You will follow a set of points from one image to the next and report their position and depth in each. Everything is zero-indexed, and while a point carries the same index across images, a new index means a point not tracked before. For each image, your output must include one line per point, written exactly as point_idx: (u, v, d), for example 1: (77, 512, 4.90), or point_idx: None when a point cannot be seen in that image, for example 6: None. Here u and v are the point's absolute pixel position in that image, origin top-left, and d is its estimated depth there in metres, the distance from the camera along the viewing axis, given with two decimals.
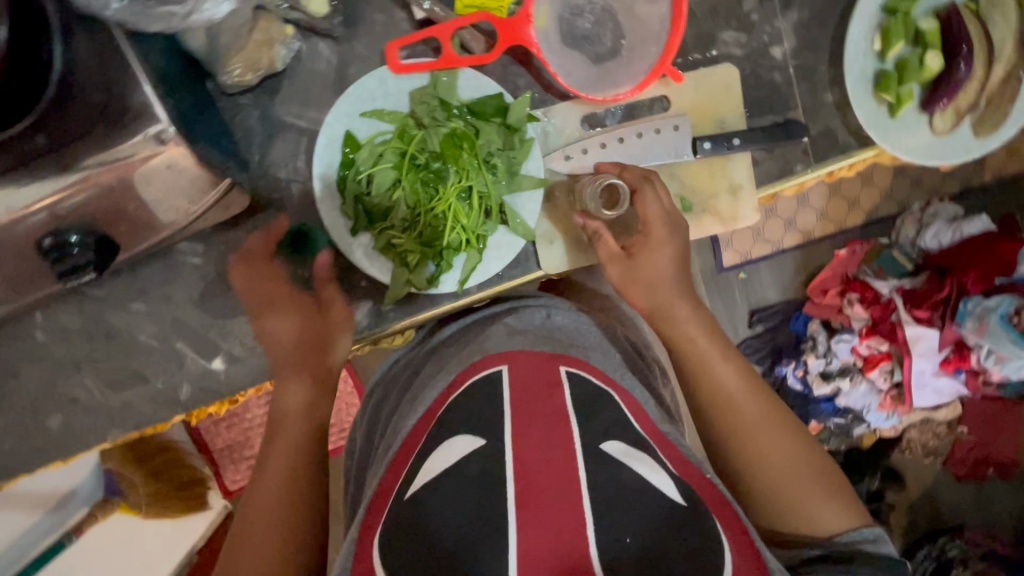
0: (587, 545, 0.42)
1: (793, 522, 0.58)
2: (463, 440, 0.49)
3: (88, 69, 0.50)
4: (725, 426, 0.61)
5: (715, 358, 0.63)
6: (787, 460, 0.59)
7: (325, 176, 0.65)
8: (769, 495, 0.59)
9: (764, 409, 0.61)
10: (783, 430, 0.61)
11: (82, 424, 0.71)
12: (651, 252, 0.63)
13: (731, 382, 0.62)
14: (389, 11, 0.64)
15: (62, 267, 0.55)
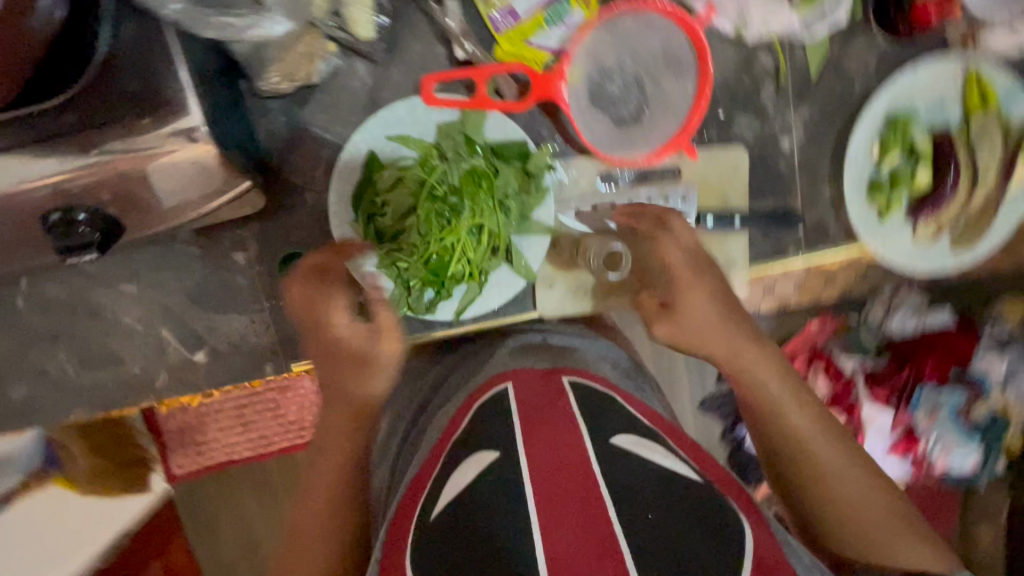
0: (616, 537, 0.42)
1: (874, 556, 0.62)
2: (476, 457, 0.50)
3: (127, 55, 0.50)
4: (805, 472, 0.62)
5: (785, 399, 0.62)
6: (860, 496, 0.61)
7: (342, 190, 0.66)
8: (863, 541, 0.62)
9: (836, 449, 0.62)
10: (856, 461, 0.62)
11: (48, 397, 0.70)
12: (684, 293, 0.62)
13: (802, 423, 0.62)
14: (430, 42, 0.65)
15: (65, 242, 0.54)
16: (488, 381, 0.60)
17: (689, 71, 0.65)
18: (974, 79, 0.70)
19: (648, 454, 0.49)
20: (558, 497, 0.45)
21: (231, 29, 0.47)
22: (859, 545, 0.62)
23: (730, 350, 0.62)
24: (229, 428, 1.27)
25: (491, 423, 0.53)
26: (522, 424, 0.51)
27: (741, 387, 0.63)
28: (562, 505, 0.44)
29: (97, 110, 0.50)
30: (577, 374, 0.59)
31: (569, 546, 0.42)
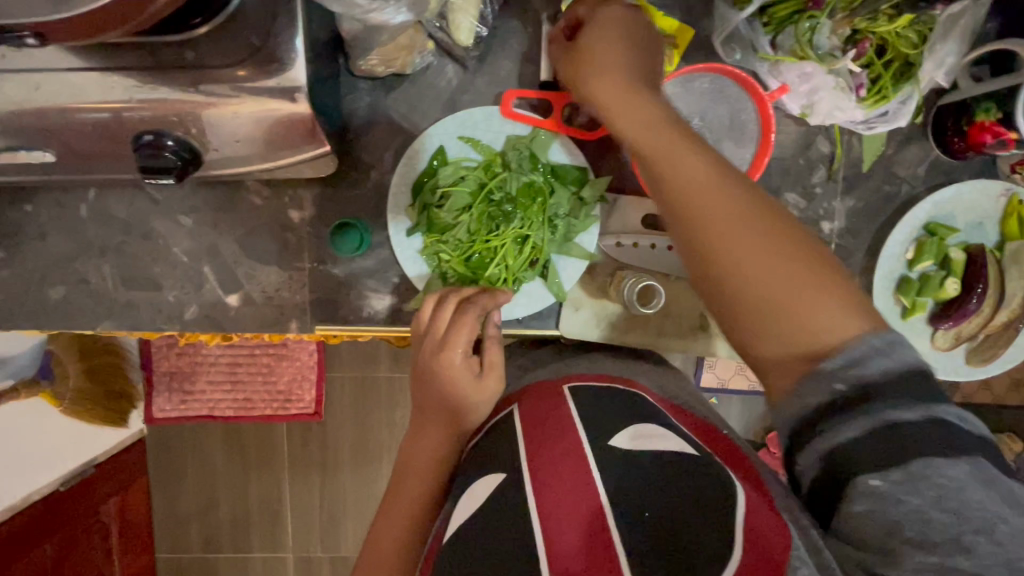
0: (613, 544, 0.45)
1: (788, 326, 0.45)
2: (485, 481, 0.56)
3: (255, 12, 0.55)
4: (697, 252, 0.49)
5: (709, 185, 0.48)
6: (771, 263, 0.46)
7: (404, 175, 0.70)
8: (790, 343, 0.45)
9: (745, 207, 0.48)
10: (773, 249, 0.46)
11: (82, 304, 0.72)
12: (602, 84, 0.54)
13: (713, 184, 0.49)
14: (519, 62, 0.70)
15: (148, 162, 0.57)
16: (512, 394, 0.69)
17: (751, 139, 0.70)
18: (1016, 207, 0.73)
19: (648, 444, 0.54)
20: (558, 499, 0.49)
21: (358, 10, 0.53)
22: (785, 358, 0.45)
23: (645, 119, 0.52)
24: (218, 384, 1.29)
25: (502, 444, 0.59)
26: (524, 437, 0.58)
27: (645, 163, 0.52)
28: (559, 505, 0.49)
29: (215, 53, 0.55)
30: (580, 380, 0.66)
31: (568, 548, 0.45)
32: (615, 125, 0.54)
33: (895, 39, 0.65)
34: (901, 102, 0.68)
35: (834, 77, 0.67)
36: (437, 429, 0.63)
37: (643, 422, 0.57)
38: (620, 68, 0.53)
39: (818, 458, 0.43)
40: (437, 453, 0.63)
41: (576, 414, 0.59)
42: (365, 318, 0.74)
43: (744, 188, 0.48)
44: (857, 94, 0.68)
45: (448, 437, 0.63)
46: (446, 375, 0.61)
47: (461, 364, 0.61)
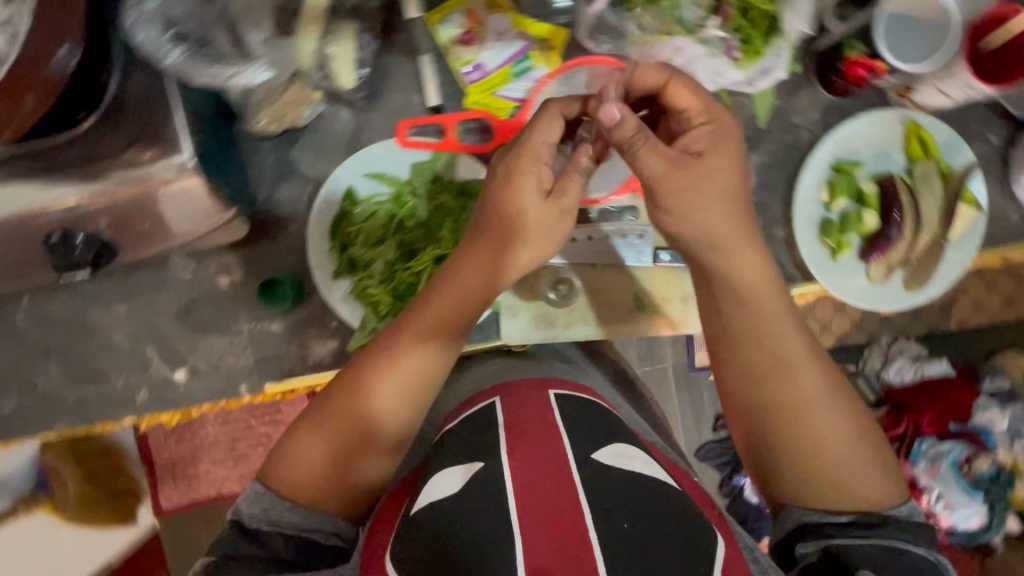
0: (587, 535, 0.49)
1: (838, 492, 0.55)
2: (459, 467, 0.58)
3: (134, 100, 0.57)
4: (777, 405, 0.56)
5: (797, 355, 0.57)
6: (843, 441, 0.55)
7: (320, 221, 0.72)
8: (828, 493, 0.55)
9: (825, 384, 0.56)
10: (850, 427, 0.56)
11: (36, 410, 0.74)
12: (707, 207, 0.55)
13: (802, 363, 0.56)
14: (408, 92, 0.72)
15: (62, 261, 0.60)
16: (477, 394, 0.70)
17: None
18: (913, 130, 0.75)
19: (626, 462, 0.57)
20: (536, 501, 0.52)
21: (219, 78, 0.56)
22: (818, 497, 0.55)
23: (755, 277, 0.57)
24: (220, 460, 1.34)
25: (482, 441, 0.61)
26: (507, 435, 0.60)
27: (739, 309, 0.57)
28: (539, 506, 0.52)
29: (101, 144, 0.57)
30: (562, 387, 0.68)
31: (542, 548, 0.48)
32: (712, 256, 0.57)
33: None
34: (776, 55, 0.70)
35: (704, 46, 0.69)
36: (430, 360, 0.61)
37: (627, 442, 0.61)
38: (722, 198, 0.55)
39: (821, 550, 0.53)
40: (422, 385, 0.61)
41: (559, 417, 0.62)
42: (311, 366, 0.75)
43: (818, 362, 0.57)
44: (732, 56, 0.70)
45: (436, 375, 0.61)
46: (514, 175, 0.57)
47: (536, 170, 0.57)
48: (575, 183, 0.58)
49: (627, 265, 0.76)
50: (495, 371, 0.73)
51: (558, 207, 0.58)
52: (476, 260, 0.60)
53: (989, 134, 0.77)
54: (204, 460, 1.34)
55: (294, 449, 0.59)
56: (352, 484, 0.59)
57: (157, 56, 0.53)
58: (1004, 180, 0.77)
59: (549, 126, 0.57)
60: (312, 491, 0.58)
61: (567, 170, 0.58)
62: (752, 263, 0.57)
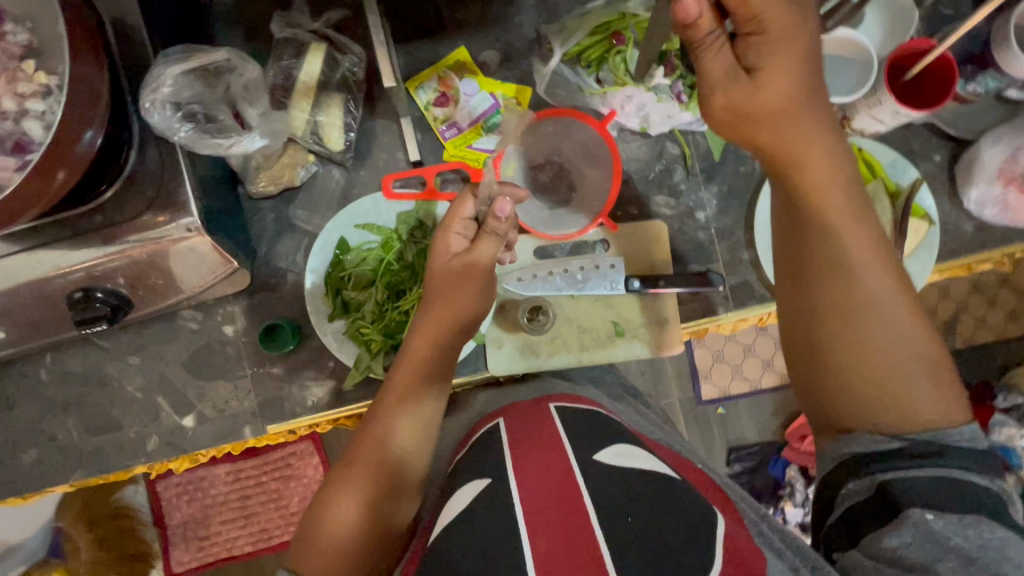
0: (593, 532, 0.51)
1: (891, 409, 0.54)
2: (472, 483, 0.61)
3: (148, 170, 0.65)
4: (834, 307, 0.55)
5: (852, 251, 0.55)
6: (902, 347, 0.54)
7: (314, 270, 0.78)
8: (891, 408, 0.54)
9: (884, 288, 0.55)
10: (914, 338, 0.54)
11: (53, 461, 0.78)
12: (798, 126, 0.53)
13: (859, 260, 0.55)
14: (392, 151, 0.81)
15: (83, 315, 0.67)
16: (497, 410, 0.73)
17: (604, 161, 0.80)
18: (858, 154, 0.80)
19: (628, 461, 0.60)
20: (542, 511, 0.54)
21: (221, 147, 0.65)
22: (877, 414, 0.54)
23: (828, 177, 0.54)
24: (232, 520, 1.42)
25: (488, 454, 0.64)
26: (510, 453, 0.62)
27: (810, 208, 0.55)
28: (550, 514, 0.53)
29: (119, 211, 0.65)
30: (562, 400, 0.72)
31: (554, 554, 0.49)
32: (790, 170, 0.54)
33: None
34: None
35: (653, 93, 0.75)
36: (434, 394, 0.69)
37: (625, 442, 0.63)
38: (809, 116, 0.53)
39: (869, 486, 0.52)
40: (428, 418, 0.68)
41: (560, 429, 0.65)
42: (311, 407, 0.79)
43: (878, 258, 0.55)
44: (680, 100, 0.76)
45: (430, 420, 0.68)
46: (443, 235, 0.70)
47: (461, 225, 0.70)
48: (494, 238, 0.68)
49: (601, 295, 0.81)
50: (486, 402, 0.78)
51: (466, 262, 0.68)
52: (438, 314, 0.69)
53: (932, 153, 0.83)
54: (215, 520, 1.42)
55: (322, 522, 0.62)
56: (375, 527, 0.63)
57: (169, 134, 0.61)
58: (953, 194, 0.82)
59: (463, 206, 0.70)
60: (338, 540, 0.62)
61: (480, 232, 0.69)
62: (837, 164, 0.54)
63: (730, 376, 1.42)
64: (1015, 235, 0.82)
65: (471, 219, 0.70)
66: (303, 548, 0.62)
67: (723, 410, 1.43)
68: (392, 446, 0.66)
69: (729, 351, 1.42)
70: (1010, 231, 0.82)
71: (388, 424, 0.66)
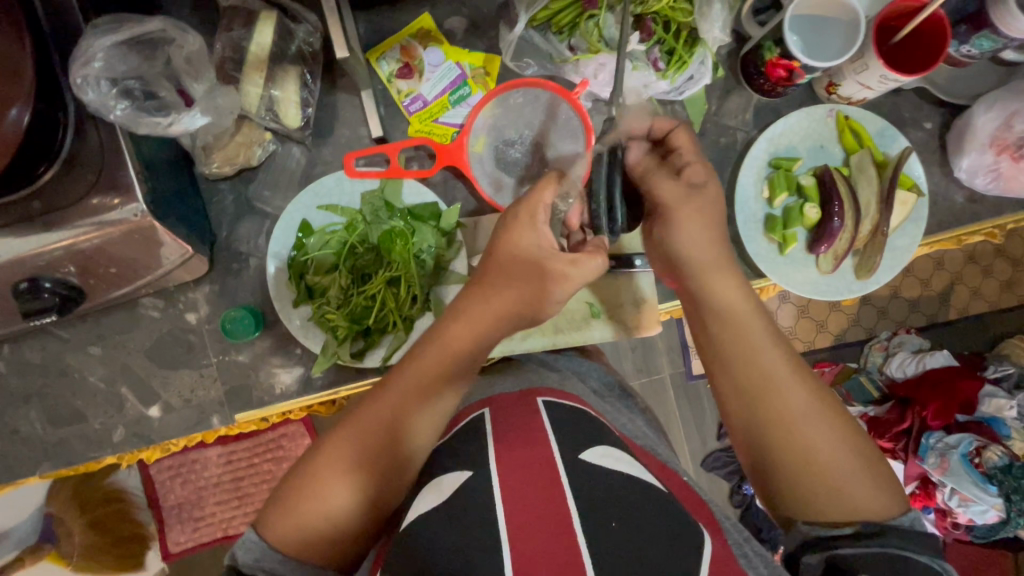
0: (575, 534, 0.52)
1: (833, 505, 0.52)
2: (453, 475, 0.61)
3: (89, 152, 0.61)
4: (763, 411, 0.56)
5: (772, 362, 0.58)
6: (834, 446, 0.54)
7: (277, 254, 0.75)
8: (836, 503, 0.52)
9: (806, 394, 0.56)
10: (845, 433, 0.55)
11: (18, 453, 0.77)
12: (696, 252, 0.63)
13: (776, 365, 0.58)
14: (355, 127, 0.77)
15: (29, 306, 0.64)
16: (468, 407, 0.73)
17: (579, 134, 0.75)
18: (844, 123, 0.77)
19: (611, 463, 0.60)
20: (525, 509, 0.55)
21: (159, 126, 0.61)
22: (820, 507, 0.53)
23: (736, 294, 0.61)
24: (224, 502, 1.42)
25: (467, 446, 0.65)
26: (494, 447, 0.62)
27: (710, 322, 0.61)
28: (534, 514, 0.54)
29: (59, 196, 0.61)
30: (550, 395, 0.70)
31: (534, 556, 0.50)
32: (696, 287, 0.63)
33: (671, 12, 0.71)
34: (700, 63, 0.74)
35: (629, 60, 0.72)
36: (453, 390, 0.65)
37: (612, 443, 0.63)
38: (705, 248, 0.63)
39: (822, 559, 0.51)
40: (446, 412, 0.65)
41: (546, 424, 0.65)
42: (280, 394, 0.77)
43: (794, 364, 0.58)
44: (657, 67, 0.74)
45: (444, 415, 0.65)
46: (512, 230, 0.63)
47: (533, 226, 0.63)
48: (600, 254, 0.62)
49: None
50: (471, 388, 0.76)
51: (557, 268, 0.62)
52: (485, 305, 0.64)
53: (923, 121, 0.79)
54: (209, 501, 1.42)
55: (315, 493, 0.59)
56: (371, 512, 0.60)
57: (104, 112, 0.57)
58: (943, 163, 0.79)
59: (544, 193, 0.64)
60: (327, 514, 0.59)
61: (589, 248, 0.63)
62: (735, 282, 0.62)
63: None
64: (1006, 206, 0.79)
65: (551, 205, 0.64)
66: (284, 528, 0.58)
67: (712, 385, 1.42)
68: (400, 436, 0.62)
69: None
70: (1002, 201, 0.79)
71: (404, 419, 0.62)
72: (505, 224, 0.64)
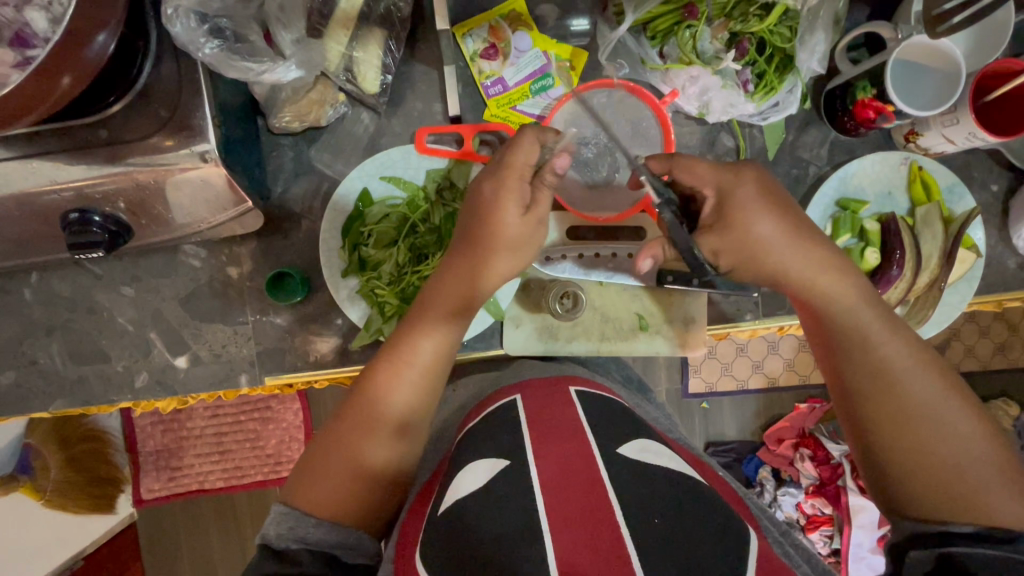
0: (617, 524, 0.47)
1: (957, 502, 0.51)
2: (487, 463, 0.58)
3: (164, 85, 0.58)
4: (883, 408, 0.55)
5: (896, 362, 0.56)
6: (958, 446, 0.52)
7: (331, 221, 0.73)
8: (963, 501, 0.50)
9: (932, 392, 0.55)
10: (972, 435, 0.53)
11: (33, 386, 0.74)
12: (799, 248, 0.60)
13: (895, 363, 0.56)
14: (429, 102, 0.75)
15: (79, 239, 0.59)
16: (498, 392, 0.72)
17: (655, 144, 0.74)
18: (917, 173, 0.77)
19: (650, 458, 0.58)
20: (564, 501, 0.51)
21: (251, 72, 0.58)
22: (945, 505, 0.51)
23: (843, 291, 0.60)
24: (206, 455, 1.39)
25: (502, 434, 0.62)
26: (531, 437, 0.60)
27: (832, 317, 0.60)
28: (574, 505, 0.50)
29: (126, 127, 0.58)
30: (582, 384, 0.70)
31: (575, 546, 0.46)
32: (811, 289, 0.60)
33: (770, 36, 0.69)
34: (789, 91, 0.73)
35: (720, 78, 0.71)
36: (449, 330, 0.64)
37: (644, 437, 0.61)
38: (802, 239, 0.60)
39: (932, 558, 0.49)
40: (438, 353, 0.64)
41: (582, 417, 0.63)
42: (313, 362, 0.75)
43: (916, 364, 0.56)
44: (746, 89, 0.72)
45: (447, 358, 0.65)
46: (500, 195, 0.61)
47: (518, 190, 0.61)
48: (548, 195, 0.63)
49: (628, 284, 0.78)
50: (500, 377, 0.75)
51: (530, 226, 0.63)
52: (461, 253, 0.63)
53: (990, 183, 0.79)
54: (188, 453, 1.39)
55: (322, 455, 0.60)
56: (386, 461, 0.60)
57: (192, 49, 0.54)
58: (1003, 228, 0.79)
59: (528, 151, 0.61)
60: (335, 468, 0.59)
61: (537, 186, 0.63)
62: (834, 279, 0.60)
63: (719, 373, 1.42)
64: None
65: (531, 166, 0.62)
66: (313, 494, 0.57)
67: (708, 405, 1.44)
68: (394, 388, 0.62)
69: (722, 348, 1.41)
70: None
71: (391, 368, 0.62)
72: (489, 185, 0.62)
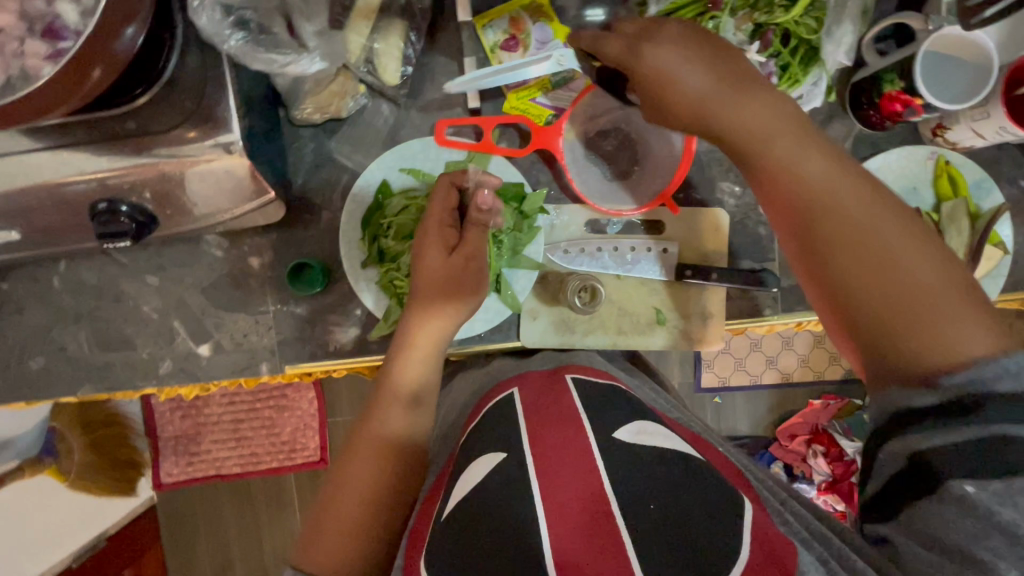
0: (617, 523, 0.48)
1: (918, 348, 0.47)
2: (487, 457, 0.57)
3: (191, 78, 0.60)
4: (835, 255, 0.51)
5: (840, 199, 0.51)
6: (915, 278, 0.48)
7: (351, 212, 0.74)
8: (925, 347, 0.47)
9: (881, 223, 0.50)
10: (930, 259, 0.49)
11: (62, 371, 0.76)
12: (724, 97, 0.52)
13: (839, 201, 0.51)
14: (448, 94, 0.75)
15: (107, 229, 0.60)
16: (498, 385, 0.71)
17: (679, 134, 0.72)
18: (944, 168, 0.75)
19: (648, 440, 0.57)
20: (566, 495, 0.51)
21: (276, 64, 0.58)
22: (909, 357, 0.48)
23: (770, 127, 0.52)
24: (222, 441, 1.42)
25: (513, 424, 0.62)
26: (527, 427, 0.59)
27: (772, 166, 0.53)
28: (571, 503, 0.50)
29: (153, 119, 0.59)
30: (578, 370, 0.70)
31: (576, 548, 0.46)
32: (740, 135, 0.53)
33: (794, 27, 0.68)
34: (813, 84, 0.72)
35: None
36: (446, 316, 0.67)
37: (642, 419, 0.60)
38: (726, 78, 0.52)
39: (902, 455, 0.47)
40: (435, 341, 0.66)
41: (578, 404, 0.62)
42: (332, 351, 0.76)
43: (860, 193, 0.51)
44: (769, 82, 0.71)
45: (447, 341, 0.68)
46: (423, 245, 0.67)
47: (440, 233, 0.67)
48: (473, 232, 0.67)
49: (647, 278, 0.77)
50: (506, 366, 0.75)
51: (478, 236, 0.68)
52: (436, 240, 0.67)
53: (1019, 178, 0.77)
54: (205, 439, 1.42)
55: (330, 499, 0.60)
56: (392, 471, 0.62)
57: (217, 41, 0.55)
58: None
59: (447, 196, 0.68)
60: (343, 511, 0.59)
61: (466, 224, 0.68)
62: (762, 113, 0.52)
63: (732, 368, 1.41)
64: None
65: (456, 208, 0.69)
66: (323, 552, 0.57)
67: (720, 400, 1.43)
68: (405, 376, 0.65)
69: (736, 343, 1.40)
70: None
71: (390, 367, 0.66)
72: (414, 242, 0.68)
